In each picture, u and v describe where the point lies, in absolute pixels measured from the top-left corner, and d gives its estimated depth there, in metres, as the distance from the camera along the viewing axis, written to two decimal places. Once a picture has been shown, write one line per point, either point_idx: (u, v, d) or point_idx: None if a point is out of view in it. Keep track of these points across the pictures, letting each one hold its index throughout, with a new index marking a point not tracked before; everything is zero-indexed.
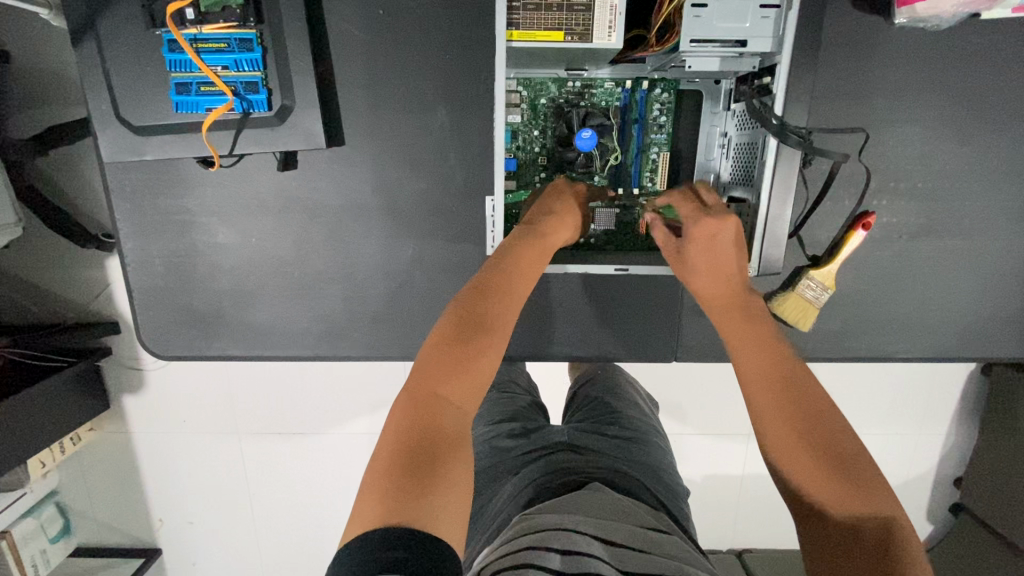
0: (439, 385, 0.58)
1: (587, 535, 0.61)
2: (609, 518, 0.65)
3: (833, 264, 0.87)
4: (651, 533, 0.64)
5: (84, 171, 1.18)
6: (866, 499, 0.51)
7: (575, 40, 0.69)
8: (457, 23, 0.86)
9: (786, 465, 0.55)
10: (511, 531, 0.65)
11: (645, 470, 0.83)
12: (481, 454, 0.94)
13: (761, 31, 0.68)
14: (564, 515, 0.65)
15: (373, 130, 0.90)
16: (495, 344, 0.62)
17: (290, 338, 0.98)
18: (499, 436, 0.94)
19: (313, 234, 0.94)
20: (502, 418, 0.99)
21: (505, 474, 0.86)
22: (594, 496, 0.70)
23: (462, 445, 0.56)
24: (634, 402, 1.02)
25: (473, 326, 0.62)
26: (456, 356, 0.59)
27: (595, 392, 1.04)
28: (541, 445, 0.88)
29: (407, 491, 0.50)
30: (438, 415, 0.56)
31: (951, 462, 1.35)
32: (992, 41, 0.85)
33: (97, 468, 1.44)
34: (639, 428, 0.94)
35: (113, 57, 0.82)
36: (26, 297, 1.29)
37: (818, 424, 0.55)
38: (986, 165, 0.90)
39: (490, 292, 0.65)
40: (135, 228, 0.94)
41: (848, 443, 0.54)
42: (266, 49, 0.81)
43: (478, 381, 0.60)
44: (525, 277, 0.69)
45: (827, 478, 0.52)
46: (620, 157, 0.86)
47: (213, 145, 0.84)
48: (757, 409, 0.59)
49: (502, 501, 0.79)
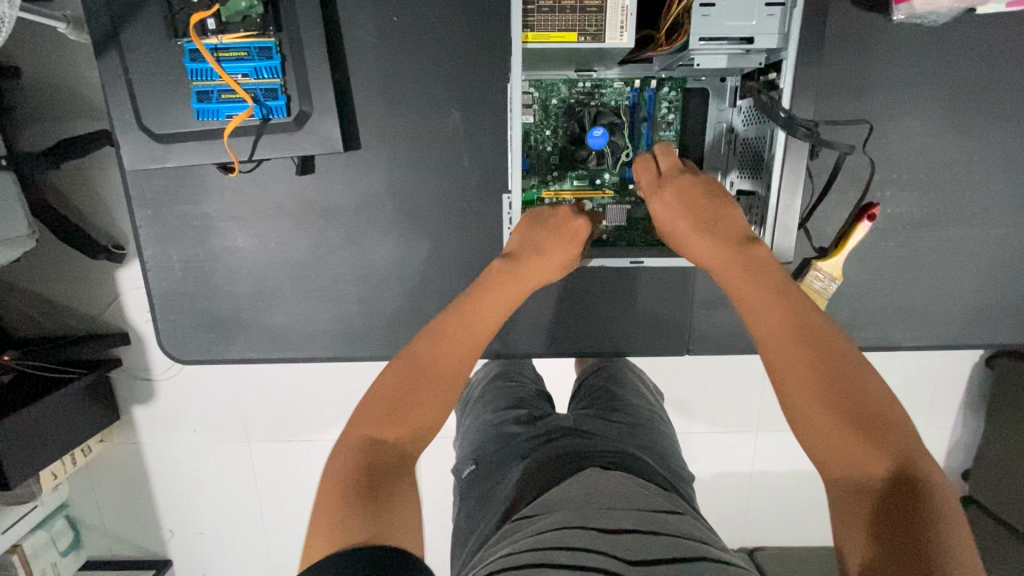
0: (376, 430, 0.64)
1: (591, 530, 0.58)
2: (615, 507, 0.63)
3: (838, 255, 0.89)
4: (658, 514, 0.62)
5: (98, 183, 1.21)
6: (888, 454, 0.54)
7: (588, 41, 0.71)
8: (469, 28, 0.88)
9: (814, 432, 0.58)
10: (515, 531, 0.63)
11: (655, 456, 0.81)
12: (487, 441, 0.88)
13: (767, 29, 0.70)
14: (566, 511, 0.62)
15: (388, 133, 0.92)
16: (440, 389, 0.68)
17: (307, 339, 1.00)
18: (505, 422, 0.89)
19: (330, 236, 0.96)
20: (509, 406, 0.93)
21: (513, 459, 0.81)
22: (599, 483, 0.67)
23: (404, 471, 0.62)
24: (640, 389, 0.98)
25: (415, 374, 0.68)
26: (395, 400, 0.66)
27: (600, 379, 0.99)
28: (549, 430, 0.85)
29: (355, 517, 0.54)
30: (378, 453, 0.62)
31: (959, 453, 1.36)
32: (987, 34, 0.87)
33: (107, 480, 1.45)
34: (646, 415, 0.91)
35: (135, 67, 0.84)
36: (40, 309, 1.31)
37: (834, 385, 0.58)
38: (985, 157, 0.92)
39: (440, 340, 0.71)
40: (155, 234, 0.96)
41: (868, 398, 0.57)
42: (285, 57, 0.84)
43: (421, 418, 0.66)
44: (484, 319, 0.74)
45: (849, 443, 0.55)
46: (631, 154, 0.87)
47: (234, 151, 0.86)
48: (784, 374, 0.61)
49: (511, 487, 0.75)
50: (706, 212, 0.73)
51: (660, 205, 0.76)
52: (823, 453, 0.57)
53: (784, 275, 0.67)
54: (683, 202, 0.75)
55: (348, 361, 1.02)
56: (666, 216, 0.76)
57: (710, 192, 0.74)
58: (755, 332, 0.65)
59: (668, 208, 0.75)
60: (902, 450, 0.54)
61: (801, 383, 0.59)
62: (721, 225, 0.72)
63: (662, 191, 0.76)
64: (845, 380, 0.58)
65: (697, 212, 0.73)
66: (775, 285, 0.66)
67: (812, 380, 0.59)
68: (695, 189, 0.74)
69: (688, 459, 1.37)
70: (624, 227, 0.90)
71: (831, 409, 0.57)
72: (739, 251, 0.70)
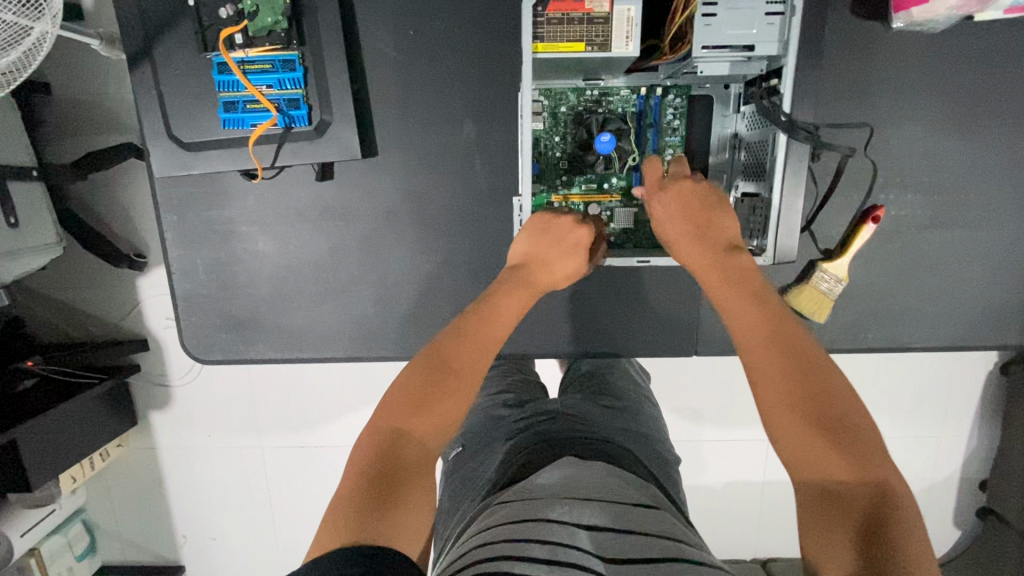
0: (403, 422, 0.66)
1: (568, 524, 0.59)
2: (588, 498, 0.64)
3: (844, 257, 0.92)
4: (633, 511, 0.63)
5: (124, 193, 1.26)
6: (859, 465, 0.55)
7: (595, 50, 0.74)
8: (481, 41, 0.92)
9: (788, 435, 0.59)
10: (488, 521, 0.64)
11: (639, 442, 0.87)
12: (478, 421, 0.98)
13: (767, 37, 0.73)
14: (540, 499, 0.64)
15: (404, 140, 0.96)
16: (462, 383, 0.70)
17: (324, 340, 1.03)
18: (495, 405, 1.00)
19: (347, 241, 1.00)
20: (499, 390, 1.05)
21: (498, 438, 0.89)
22: (573, 470, 0.70)
23: (421, 471, 0.64)
24: (627, 378, 1.08)
25: (441, 368, 0.70)
26: (423, 394, 0.68)
27: (590, 365, 1.11)
28: (533, 413, 0.92)
29: (369, 519, 0.57)
30: (400, 447, 0.64)
31: (974, 461, 1.35)
32: (987, 40, 0.90)
33: (123, 485, 1.48)
34: (630, 397, 1.01)
35: (167, 79, 0.89)
36: (65, 314, 1.36)
37: (810, 392, 0.60)
38: (988, 160, 0.94)
39: (464, 339, 0.74)
40: (180, 238, 1.00)
41: (843, 408, 0.59)
42: (308, 69, 0.88)
43: (445, 415, 0.68)
44: (506, 317, 0.79)
45: (819, 448, 0.57)
46: (638, 159, 0.90)
47: (258, 158, 0.90)
48: (761, 377, 0.63)
49: (493, 464, 0.82)
50: (698, 218, 0.77)
51: (658, 207, 0.80)
52: (797, 458, 0.59)
53: (768, 285, 0.71)
54: (678, 206, 0.79)
55: (363, 361, 1.04)
56: (664, 218, 0.80)
57: (702, 198, 0.78)
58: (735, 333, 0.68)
59: (665, 210, 0.79)
60: (873, 463, 0.55)
61: (779, 387, 0.61)
62: (707, 233, 0.76)
63: (660, 194, 0.80)
64: (819, 388, 0.60)
65: (690, 218, 0.77)
66: (756, 291, 0.70)
67: (786, 384, 0.61)
68: (693, 196, 0.78)
69: (699, 467, 1.37)
70: (629, 229, 0.93)
71: (803, 413, 0.59)
72: (724, 257, 0.74)
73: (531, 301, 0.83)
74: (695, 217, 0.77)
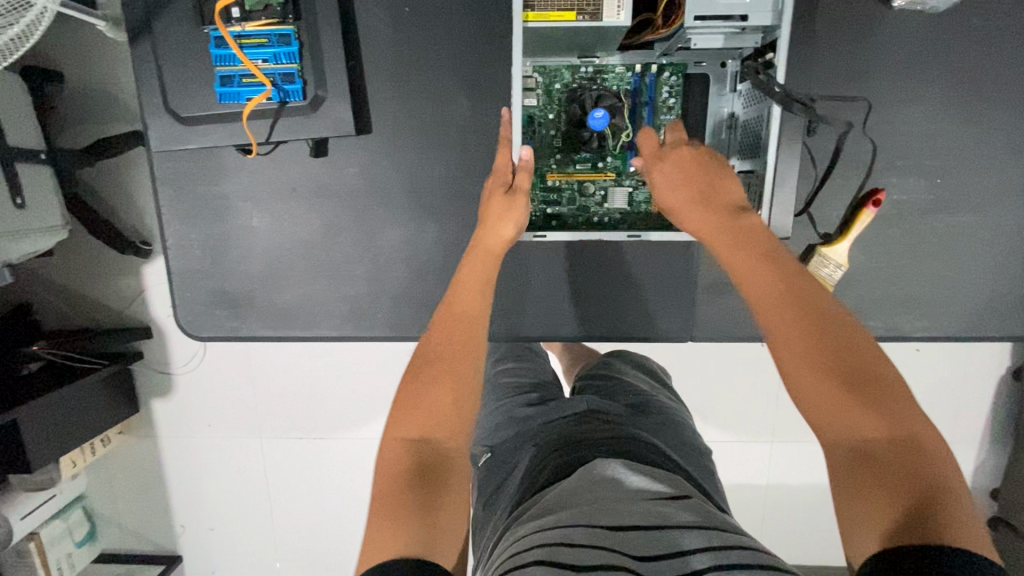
0: (416, 426, 0.65)
1: (597, 528, 0.55)
2: (618, 498, 0.59)
3: (844, 242, 0.88)
4: (663, 505, 0.58)
5: (127, 176, 1.28)
6: (890, 420, 0.54)
7: (586, 19, 0.74)
8: (477, 19, 0.93)
9: (810, 394, 0.57)
10: (522, 530, 0.60)
11: (671, 440, 0.80)
12: (501, 425, 0.89)
13: (760, 7, 0.72)
14: (568, 507, 0.60)
15: (398, 118, 0.96)
16: (460, 368, 0.70)
17: (317, 318, 1.03)
18: (516, 405, 0.91)
19: (341, 218, 1.00)
20: (518, 391, 0.96)
21: (525, 443, 0.80)
22: (597, 470, 0.65)
23: (449, 469, 0.62)
24: (645, 376, 1.01)
25: (434, 362, 0.70)
26: (420, 397, 0.67)
27: (612, 360, 1.05)
28: (560, 412, 0.84)
29: (401, 528, 0.54)
30: (421, 453, 0.63)
31: (984, 465, 1.31)
32: (990, 21, 0.88)
33: (122, 472, 1.49)
34: (652, 395, 0.93)
35: (165, 53, 0.90)
36: (67, 296, 1.37)
37: (831, 348, 0.58)
38: (993, 143, 0.92)
39: (443, 326, 0.75)
40: (176, 214, 1.01)
41: (866, 363, 0.57)
42: (303, 44, 0.89)
43: (447, 410, 0.66)
44: (478, 286, 0.79)
45: (847, 407, 0.55)
46: (632, 136, 0.89)
47: (252, 133, 0.91)
48: (778, 336, 0.61)
49: (519, 474, 0.74)
50: (702, 182, 0.75)
51: (660, 176, 0.78)
52: (824, 419, 0.57)
53: (776, 243, 0.68)
54: (682, 172, 0.76)
55: (355, 341, 1.04)
56: (666, 186, 0.77)
57: (705, 163, 0.76)
58: (750, 296, 0.65)
59: (668, 178, 0.77)
60: (903, 418, 0.54)
61: (797, 346, 0.59)
62: (715, 195, 0.73)
63: (661, 163, 0.78)
64: (842, 344, 0.58)
65: (694, 182, 0.75)
66: (769, 250, 0.67)
67: (806, 343, 0.59)
68: (695, 161, 0.76)
69: None
70: (626, 211, 0.92)
71: (828, 373, 0.57)
72: (730, 219, 0.71)
73: (496, 266, 0.83)
74: (699, 182, 0.74)
